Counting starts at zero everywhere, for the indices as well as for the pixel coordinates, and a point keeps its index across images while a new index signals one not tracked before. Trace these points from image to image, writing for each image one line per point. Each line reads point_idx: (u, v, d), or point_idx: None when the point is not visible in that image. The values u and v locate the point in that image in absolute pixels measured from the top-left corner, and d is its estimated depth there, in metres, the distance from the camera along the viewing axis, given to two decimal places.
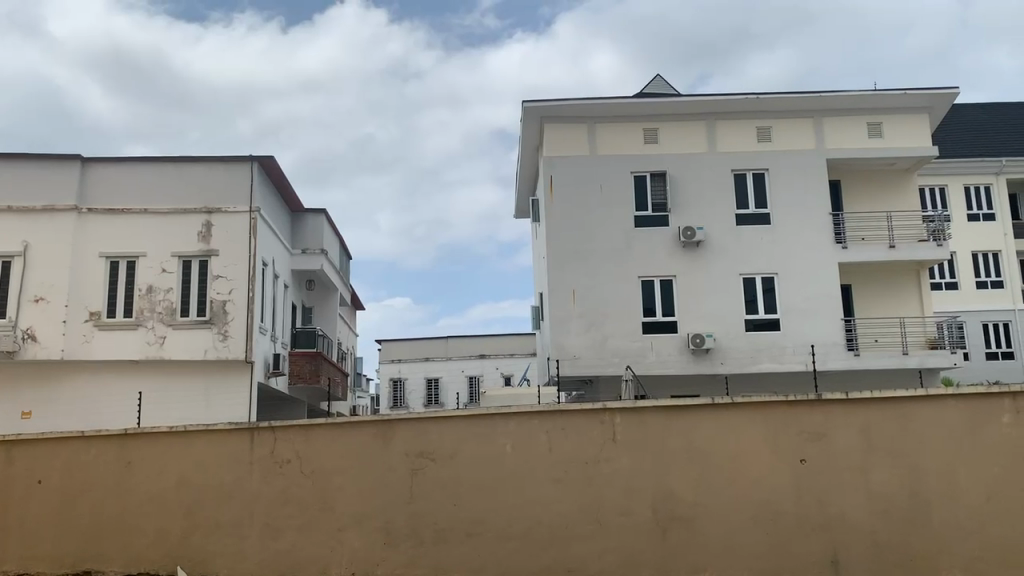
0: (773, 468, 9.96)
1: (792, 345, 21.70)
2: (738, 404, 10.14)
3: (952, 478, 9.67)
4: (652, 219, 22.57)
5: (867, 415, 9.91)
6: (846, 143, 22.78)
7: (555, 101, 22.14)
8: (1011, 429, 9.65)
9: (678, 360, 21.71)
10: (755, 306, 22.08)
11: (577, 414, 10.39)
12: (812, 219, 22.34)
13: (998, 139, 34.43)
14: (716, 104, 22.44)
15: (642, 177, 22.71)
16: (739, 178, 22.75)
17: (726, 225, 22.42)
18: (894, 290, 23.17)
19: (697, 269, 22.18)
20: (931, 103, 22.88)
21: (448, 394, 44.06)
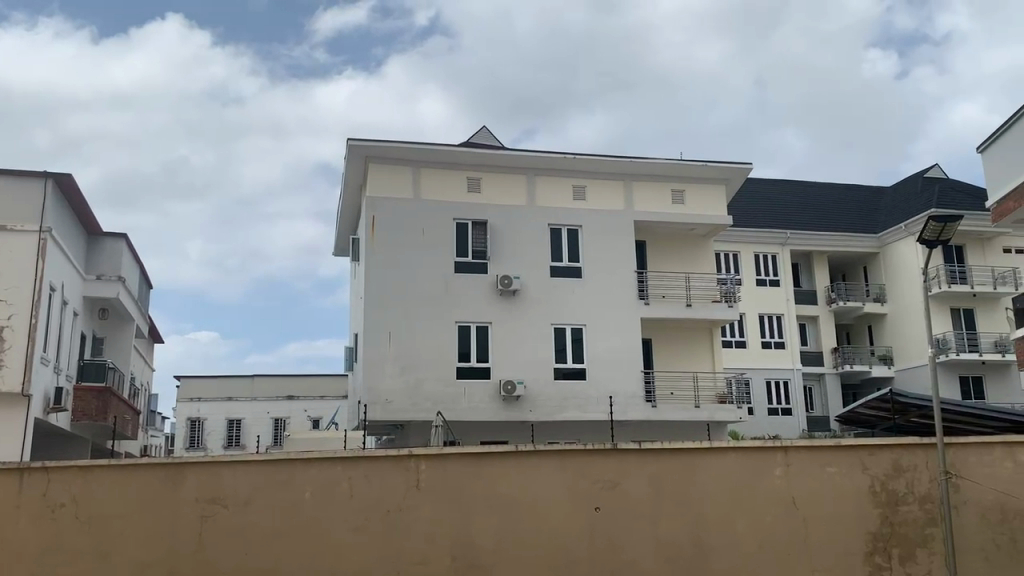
0: (568, 517, 10.23)
1: (595, 395, 22.56)
2: (539, 452, 10.39)
3: (729, 527, 10.28)
4: (471, 266, 22.89)
5: (657, 465, 10.43)
6: (652, 206, 24.26)
7: (382, 142, 22.14)
8: (782, 480, 10.37)
9: (488, 406, 21.97)
10: (564, 356, 22.81)
11: (380, 458, 10.26)
12: (619, 275, 23.52)
13: (784, 212, 37.91)
14: (536, 160, 23.29)
15: (464, 225, 23.07)
16: (555, 232, 23.62)
17: (540, 276, 23.15)
18: (690, 346, 24.72)
19: (511, 317, 22.69)
20: (728, 176, 24.85)
21: (251, 437, 42.09)
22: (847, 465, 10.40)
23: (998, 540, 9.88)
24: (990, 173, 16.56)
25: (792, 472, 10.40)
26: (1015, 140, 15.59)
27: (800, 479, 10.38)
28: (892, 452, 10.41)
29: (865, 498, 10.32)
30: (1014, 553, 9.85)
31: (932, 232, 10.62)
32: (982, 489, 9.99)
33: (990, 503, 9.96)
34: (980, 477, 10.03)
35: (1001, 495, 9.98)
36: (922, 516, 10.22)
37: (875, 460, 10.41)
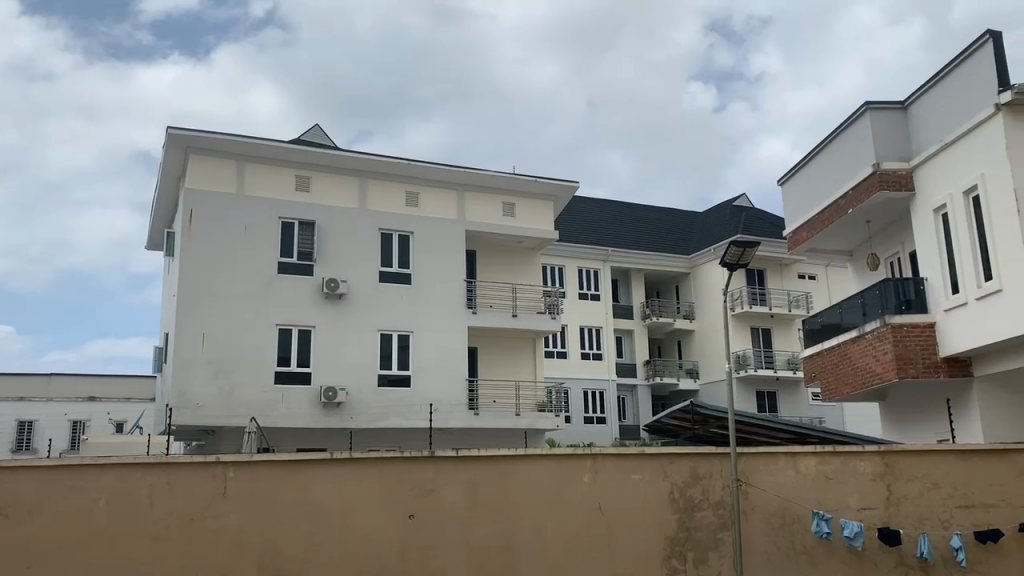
0: (380, 525, 10.14)
1: (417, 402, 22.49)
2: (354, 460, 10.23)
3: (538, 533, 10.49)
4: (296, 267, 22.26)
5: (472, 473, 10.52)
6: (483, 217, 24.56)
7: (204, 132, 21.12)
8: (590, 487, 10.70)
9: (307, 412, 21.39)
10: (388, 362, 22.61)
11: (185, 464, 9.79)
12: (448, 283, 23.63)
13: (608, 231, 39.55)
14: (369, 163, 23.02)
15: (290, 224, 22.41)
16: (385, 238, 23.42)
17: (368, 281, 22.85)
18: (512, 355, 25.20)
19: (335, 321, 22.23)
20: (557, 193, 25.61)
21: (43, 441, 38.68)
22: (650, 472, 10.84)
23: (778, 542, 10.64)
24: (789, 204, 18.02)
25: (600, 479, 10.75)
26: (811, 175, 17.06)
27: (607, 486, 10.73)
28: (691, 461, 10.94)
29: (665, 504, 10.78)
30: (792, 554, 10.61)
31: (734, 256, 11.40)
32: (766, 495, 10.76)
33: (774, 508, 10.73)
34: (765, 484, 10.81)
35: (783, 501, 10.77)
36: (715, 521, 10.79)
37: (675, 468, 10.91)
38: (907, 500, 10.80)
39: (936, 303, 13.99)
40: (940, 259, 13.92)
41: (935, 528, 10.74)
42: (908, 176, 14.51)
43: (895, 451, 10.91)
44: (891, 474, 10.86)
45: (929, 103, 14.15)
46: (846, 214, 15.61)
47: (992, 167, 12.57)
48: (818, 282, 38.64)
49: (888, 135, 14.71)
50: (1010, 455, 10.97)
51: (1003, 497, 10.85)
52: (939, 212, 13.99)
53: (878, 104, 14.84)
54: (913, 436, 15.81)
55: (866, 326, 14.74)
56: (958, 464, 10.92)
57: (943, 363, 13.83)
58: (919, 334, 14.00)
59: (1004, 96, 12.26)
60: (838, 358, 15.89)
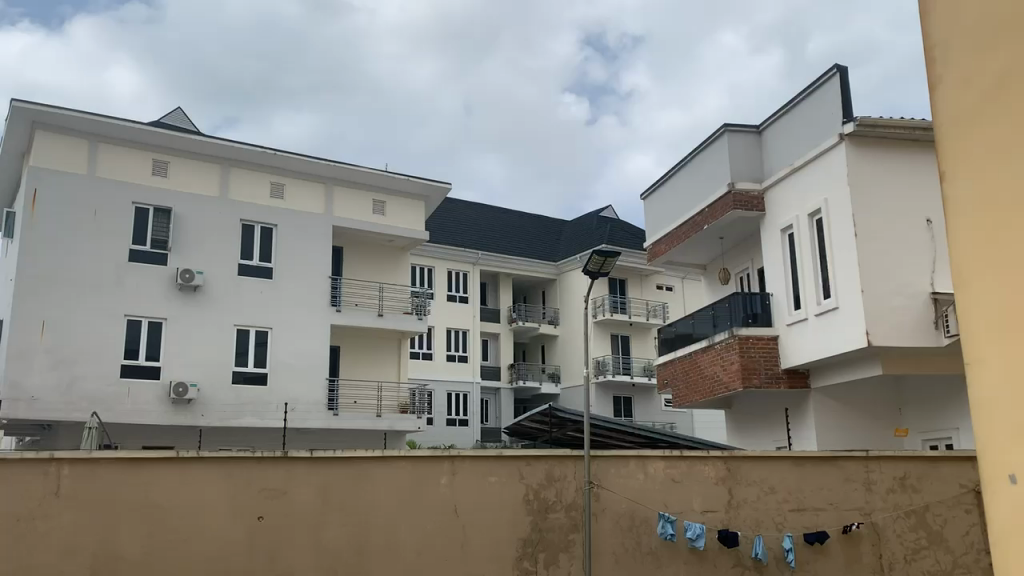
0: (227, 526, 9.81)
1: (274, 401, 21.85)
2: (201, 459, 9.86)
3: (393, 534, 10.40)
4: (148, 255, 21.22)
5: (326, 474, 10.33)
6: (350, 213, 24.15)
7: (51, 107, 19.79)
8: (446, 489, 10.70)
9: (155, 409, 20.39)
10: (245, 359, 21.87)
11: (15, 461, 9.22)
12: (311, 279, 23.11)
13: (479, 234, 39.75)
14: (232, 151, 22.21)
15: (144, 210, 21.34)
16: (247, 229, 22.66)
17: (226, 273, 22.04)
18: (375, 355, 24.90)
19: (190, 314, 21.32)
20: (427, 193, 25.52)
21: None
22: (506, 475, 10.95)
23: (625, 543, 10.99)
24: (650, 217, 18.67)
25: (457, 481, 10.76)
26: (670, 191, 17.74)
27: (463, 488, 10.77)
28: (546, 464, 11.13)
29: (519, 507, 10.90)
30: (637, 555, 10.97)
31: (596, 264, 11.70)
32: (616, 498, 11.11)
33: (623, 510, 11.08)
34: (616, 487, 11.16)
35: (632, 503, 11.14)
36: (567, 523, 11.00)
37: (531, 471, 11.06)
38: (746, 504, 11.38)
39: (780, 317, 14.84)
40: (785, 277, 14.79)
41: (769, 530, 11.35)
42: (759, 197, 15.34)
43: (736, 457, 11.47)
44: (732, 478, 11.42)
45: (781, 129, 15.00)
46: (702, 230, 16.32)
47: (834, 193, 13.45)
48: (676, 293, 40.23)
49: (743, 157, 15.49)
50: (838, 462, 11.75)
51: (831, 501, 11.61)
52: (786, 232, 14.86)
53: (735, 127, 15.59)
54: (754, 443, 16.68)
55: (716, 336, 15.48)
56: (792, 470, 11.60)
57: (784, 374, 14.67)
58: (763, 346, 14.81)
59: (848, 126, 13.14)
60: (689, 367, 16.59)
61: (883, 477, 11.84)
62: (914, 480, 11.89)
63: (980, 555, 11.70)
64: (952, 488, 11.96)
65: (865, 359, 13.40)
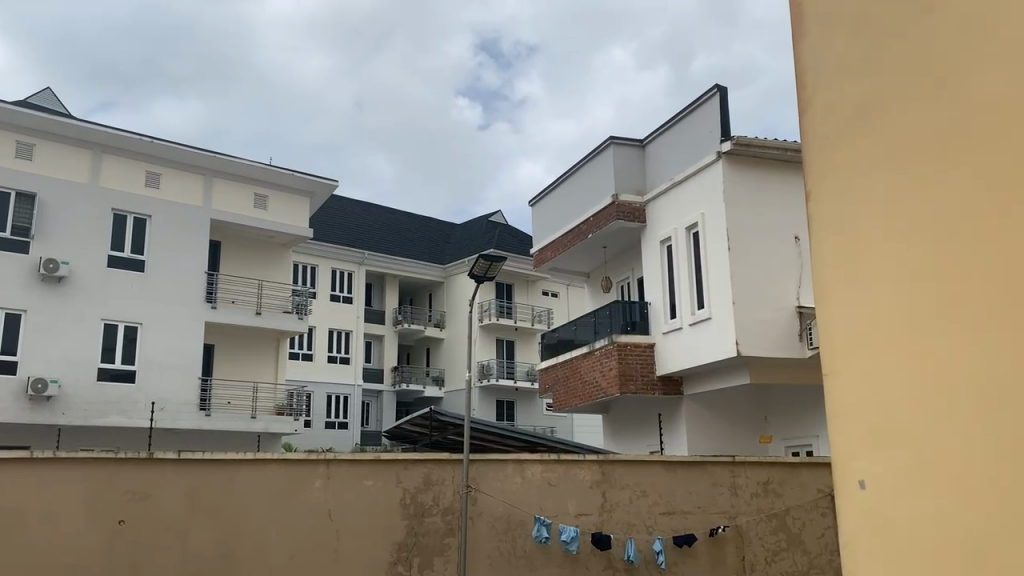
0: (83, 531, 9.32)
1: (142, 399, 20.89)
2: (57, 460, 9.34)
3: (263, 539, 10.11)
4: (7, 243, 19.99)
5: (195, 477, 9.94)
6: (231, 207, 23.39)
7: None
8: (321, 493, 10.48)
9: (10, 406, 19.14)
10: (111, 355, 20.81)
11: None
12: (187, 274, 22.25)
13: (365, 234, 39.24)
14: (106, 136, 21.15)
15: (5, 195, 20.10)
16: (118, 219, 21.61)
17: (94, 265, 20.93)
18: (252, 354, 24.18)
19: (53, 306, 20.16)
20: (312, 189, 25.03)
21: None
22: (383, 479, 10.82)
23: (500, 546, 11.05)
24: (537, 223, 18.91)
25: (332, 485, 10.56)
26: (558, 199, 18.00)
27: (339, 492, 10.57)
28: (424, 467, 11.06)
29: (395, 510, 10.79)
30: (512, 557, 11.05)
31: (481, 268, 11.72)
32: (493, 501, 11.16)
33: (499, 514, 11.14)
34: (493, 490, 11.21)
35: (508, 507, 11.21)
36: (443, 526, 10.95)
37: (408, 474, 10.98)
38: (619, 507, 11.64)
39: (657, 325, 15.30)
40: (663, 287, 15.24)
41: (640, 533, 11.65)
42: (641, 209, 15.75)
43: (611, 462, 11.71)
44: (606, 482, 11.66)
45: (663, 143, 15.46)
46: (586, 238, 16.62)
47: (711, 208, 13.95)
48: (559, 299, 40.88)
49: (626, 169, 15.89)
50: (706, 467, 12.19)
51: (699, 504, 12.02)
52: (664, 244, 15.32)
53: (620, 140, 15.96)
54: (629, 447, 17.09)
55: (596, 343, 15.78)
56: (664, 474, 11.95)
57: (659, 381, 15.09)
58: (640, 353, 15.20)
59: (725, 145, 13.65)
60: (569, 372, 16.86)
61: (748, 481, 12.35)
62: (775, 485, 12.47)
63: (831, 556, 12.43)
64: (810, 492, 12.61)
65: (735, 368, 13.95)
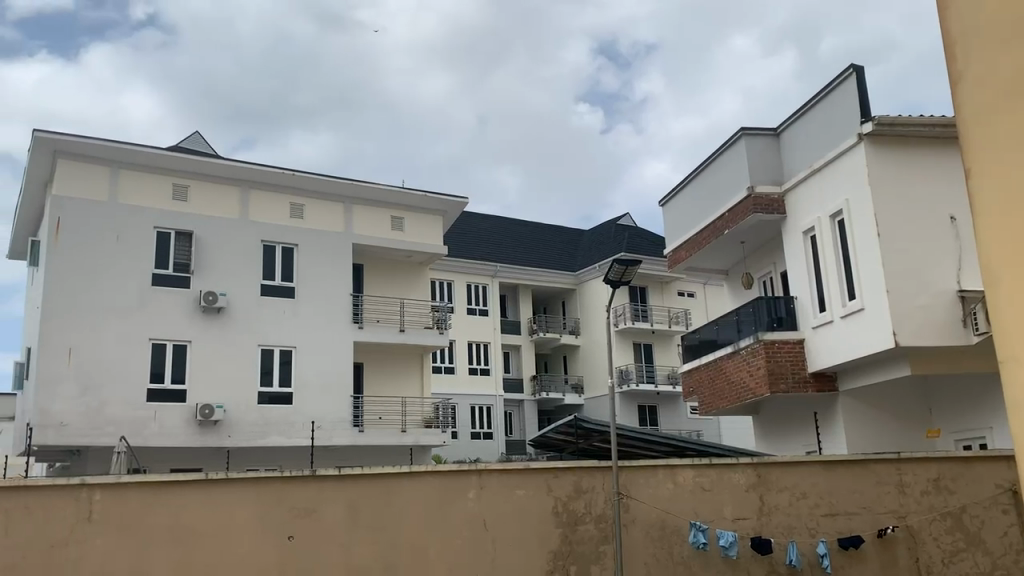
0: (257, 546, 9.83)
1: (299, 419, 21.94)
2: (228, 481, 9.90)
3: (423, 551, 10.37)
4: (171, 279, 21.38)
5: (355, 492, 10.32)
6: (369, 231, 24.27)
7: (72, 136, 20.07)
8: (475, 503, 10.67)
9: (182, 431, 20.50)
10: (269, 379, 21.96)
11: (46, 487, 9.31)
12: (333, 297, 23.22)
13: (496, 246, 39.83)
14: (252, 172, 22.41)
15: (166, 235, 21.56)
16: (268, 249, 22.80)
17: (249, 294, 22.18)
18: (398, 371, 24.93)
19: (214, 335, 21.47)
20: (444, 208, 25.61)
21: None
22: (535, 488, 10.90)
23: (657, 553, 10.89)
24: (669, 224, 18.64)
25: (485, 495, 10.73)
26: (689, 197, 17.67)
27: (492, 502, 10.73)
28: (574, 475, 11.07)
29: (548, 519, 10.84)
30: (670, 564, 10.87)
31: (617, 273, 11.60)
32: (646, 507, 11.01)
33: (653, 520, 10.99)
34: (645, 496, 11.07)
35: (662, 513, 11.04)
36: (597, 534, 10.92)
37: (559, 483, 11.01)
38: (778, 510, 11.26)
39: (805, 321, 14.74)
40: (808, 280, 14.68)
41: (803, 536, 11.23)
42: (780, 200, 15.25)
43: (766, 463, 11.36)
44: (763, 485, 11.31)
45: (799, 131, 14.91)
46: (722, 234, 16.25)
47: (855, 193, 13.36)
48: (697, 299, 40.08)
49: (761, 160, 15.44)
50: (869, 465, 11.62)
51: (864, 504, 11.47)
52: (808, 234, 14.76)
53: (752, 131, 15.52)
54: (784, 448, 16.51)
55: (740, 342, 15.36)
56: (824, 475, 11.47)
57: (811, 377, 14.54)
58: (789, 351, 14.68)
59: (866, 126, 13.06)
60: (714, 373, 16.47)
61: (917, 479, 11.68)
62: (947, 481, 11.73)
63: (1018, 555, 11.52)
64: (987, 488, 11.77)
65: (893, 360, 13.25)
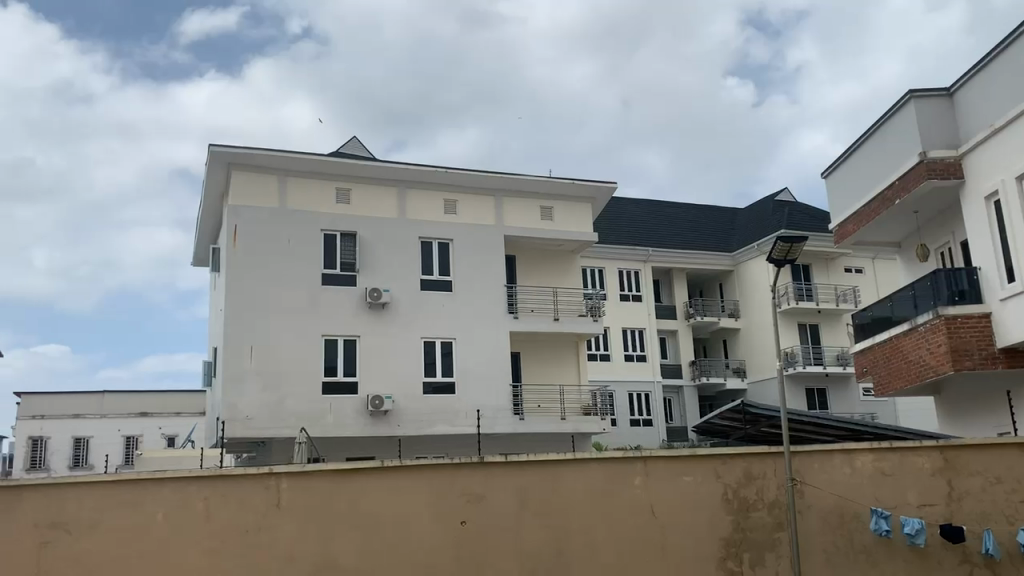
0: (433, 532, 10.20)
1: (463, 408, 22.55)
2: (402, 469, 10.31)
3: (592, 536, 10.43)
4: (338, 278, 22.48)
5: (523, 479, 10.50)
6: (521, 222, 24.58)
7: (244, 149, 21.45)
8: (642, 490, 10.61)
9: (355, 421, 21.56)
10: (432, 369, 22.70)
11: (238, 477, 10.01)
12: (489, 288, 23.69)
13: (648, 231, 39.34)
14: (408, 172, 23.18)
15: (332, 236, 22.67)
16: (425, 246, 23.54)
17: (410, 289, 23.00)
18: (555, 359, 25.15)
19: (380, 330, 22.41)
20: (594, 194, 25.54)
21: (98, 456, 40.31)
22: (703, 474, 10.72)
23: (836, 540, 10.45)
24: (834, 197, 17.75)
25: (651, 481, 10.65)
26: (855, 167, 16.76)
27: (659, 488, 10.64)
28: (744, 461, 10.80)
29: (719, 505, 10.66)
30: (851, 552, 10.41)
31: (780, 251, 11.18)
32: (822, 493, 10.57)
33: (831, 506, 10.54)
34: (820, 482, 10.62)
35: (839, 499, 10.57)
36: (771, 521, 10.64)
37: (728, 469, 10.78)
38: (969, 496, 10.54)
39: (991, 293, 13.64)
40: (993, 248, 13.60)
41: (1000, 524, 10.46)
42: (957, 164, 14.19)
43: (954, 446, 10.65)
44: (951, 469, 10.61)
45: (977, 88, 13.82)
46: (893, 205, 15.33)
47: None
48: (865, 275, 38.04)
49: (933, 122, 14.43)
50: None
51: None
52: (991, 199, 13.66)
53: (922, 92, 14.55)
54: (971, 429, 15.43)
55: (918, 318, 14.45)
56: (1021, 458, 10.63)
57: (1001, 353, 13.46)
58: (973, 325, 13.63)
59: None
60: (890, 352, 15.59)
61: None
62: None
63: None
64: None
65: None
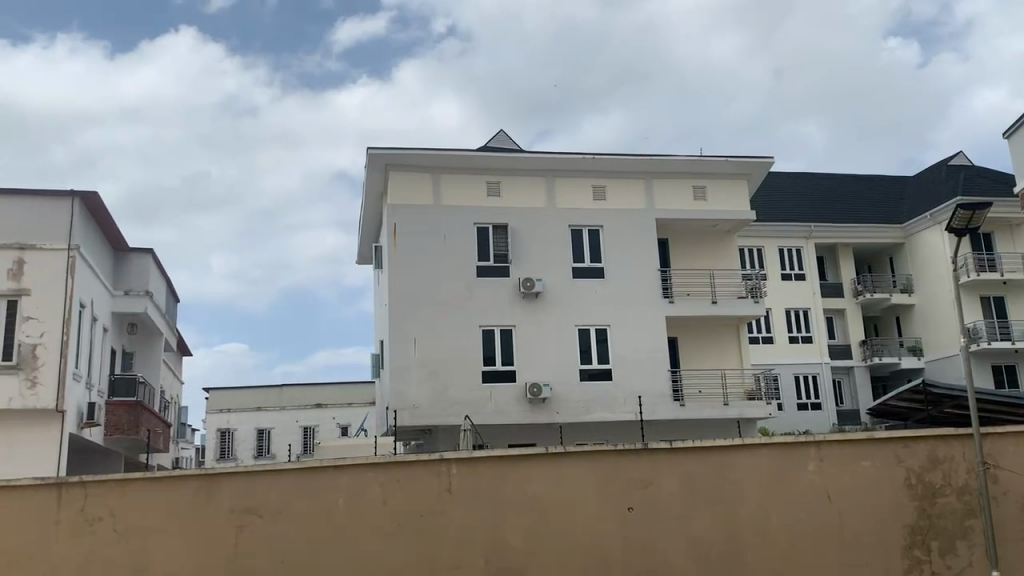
0: (601, 517, 10.25)
1: (622, 395, 22.48)
2: (566, 455, 10.43)
3: (765, 522, 10.17)
4: (493, 270, 22.92)
5: (690, 464, 10.37)
6: (673, 204, 24.17)
7: (399, 149, 22.25)
8: (816, 475, 10.25)
9: (516, 409, 21.95)
10: (589, 357, 22.77)
11: (410, 464, 10.42)
12: (643, 273, 23.46)
13: (808, 205, 37.65)
14: (556, 161, 23.30)
15: (485, 229, 23.14)
16: (576, 233, 23.61)
17: (563, 277, 23.14)
18: (715, 343, 24.58)
19: (535, 319, 22.70)
20: (749, 170, 24.72)
21: (280, 446, 43.11)
22: (882, 458, 10.27)
23: None
24: (1018, 159, 16.33)
25: (826, 466, 10.27)
26: None
27: (835, 473, 10.25)
28: (927, 444, 10.29)
29: (901, 491, 10.20)
30: None
31: (961, 220, 10.44)
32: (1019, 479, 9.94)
33: None
34: (1016, 466, 9.98)
35: None
36: (960, 507, 10.13)
37: (910, 452, 10.29)
38: None
39: None
40: None
41: None
42: None
43: None
44: None
45: None
46: None
47: None
48: None
49: None
50: None
51: None
52: None
53: None
54: None
55: None
56: None
57: None
58: None
59: None
60: None
61: None
62: None
63: None
64: None
65: None
